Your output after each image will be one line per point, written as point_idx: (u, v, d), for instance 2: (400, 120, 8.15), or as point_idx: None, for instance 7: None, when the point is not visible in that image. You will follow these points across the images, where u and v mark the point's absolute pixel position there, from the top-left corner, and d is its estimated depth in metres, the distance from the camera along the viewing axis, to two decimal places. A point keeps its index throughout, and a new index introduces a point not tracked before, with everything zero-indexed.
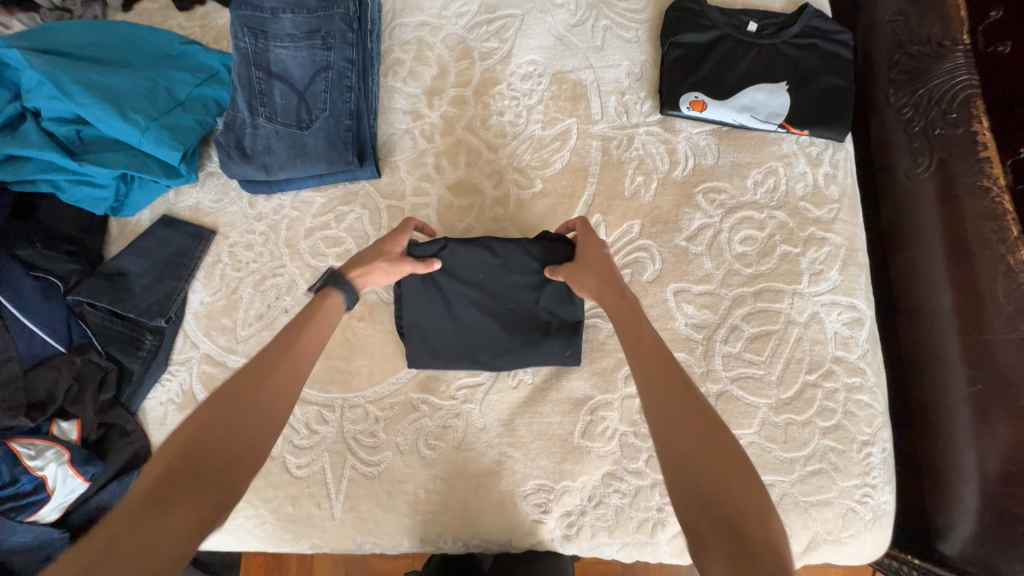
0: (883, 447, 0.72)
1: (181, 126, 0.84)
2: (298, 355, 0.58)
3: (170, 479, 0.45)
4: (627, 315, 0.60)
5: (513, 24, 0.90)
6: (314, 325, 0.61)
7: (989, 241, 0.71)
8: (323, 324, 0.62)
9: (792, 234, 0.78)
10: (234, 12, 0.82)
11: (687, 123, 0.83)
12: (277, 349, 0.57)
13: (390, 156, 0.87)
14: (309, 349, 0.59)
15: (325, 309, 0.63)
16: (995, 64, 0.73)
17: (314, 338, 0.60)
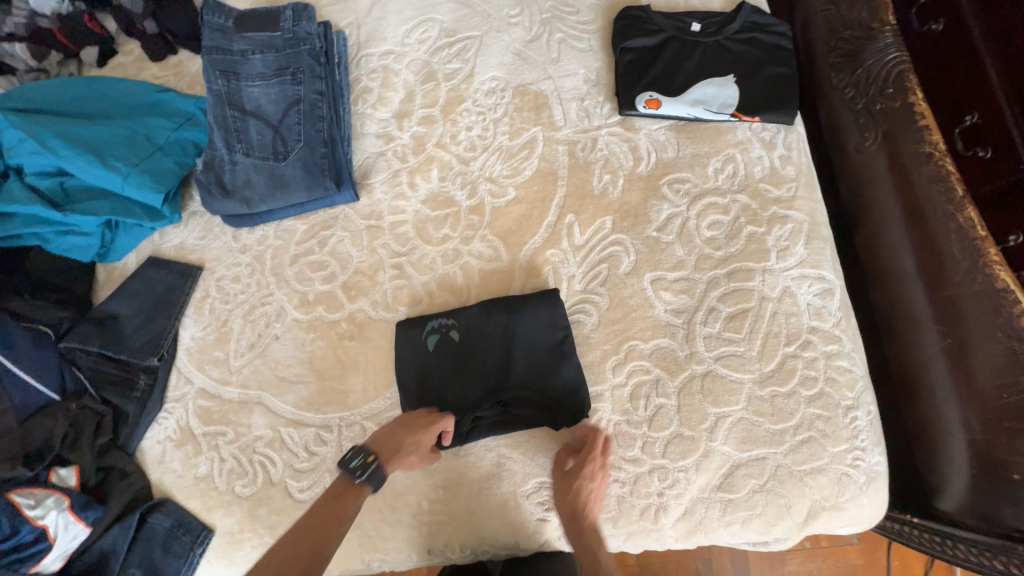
0: (868, 410, 0.74)
1: (162, 169, 0.86)
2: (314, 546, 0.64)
3: None
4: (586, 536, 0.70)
5: (473, 45, 0.95)
6: (337, 511, 0.67)
7: (939, 204, 0.75)
8: (346, 508, 0.68)
9: (755, 215, 0.81)
10: (205, 57, 0.86)
11: (645, 120, 0.87)
12: (302, 539, 0.65)
13: (367, 179, 0.90)
14: (332, 533, 0.66)
15: (353, 498, 0.69)
16: (929, 42, 0.78)
17: (335, 529, 0.66)
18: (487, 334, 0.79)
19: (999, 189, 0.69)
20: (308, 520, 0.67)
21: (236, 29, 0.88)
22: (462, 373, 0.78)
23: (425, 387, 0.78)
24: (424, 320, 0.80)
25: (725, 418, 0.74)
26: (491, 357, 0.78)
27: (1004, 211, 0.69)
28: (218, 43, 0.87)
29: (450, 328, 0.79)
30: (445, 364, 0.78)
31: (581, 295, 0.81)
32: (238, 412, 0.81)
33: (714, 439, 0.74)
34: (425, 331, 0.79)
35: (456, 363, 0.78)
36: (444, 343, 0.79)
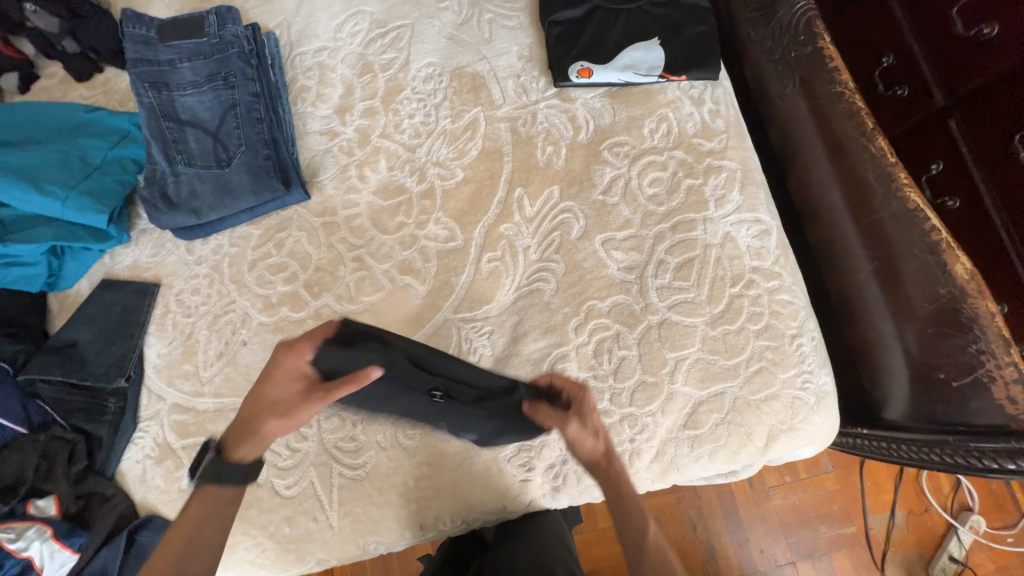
0: (812, 336, 0.80)
1: (102, 189, 0.85)
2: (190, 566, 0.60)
3: None
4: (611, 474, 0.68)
5: (405, 33, 0.95)
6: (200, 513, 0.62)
7: (854, 137, 0.82)
8: (222, 510, 0.63)
9: (692, 168, 0.86)
10: (131, 71, 0.84)
11: (580, 90, 0.90)
12: (176, 567, 0.59)
13: (316, 177, 0.91)
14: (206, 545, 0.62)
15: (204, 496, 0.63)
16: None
17: (217, 514, 0.63)
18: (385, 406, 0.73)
19: (917, 123, 0.78)
20: (172, 548, 0.60)
21: (160, 38, 0.86)
22: (442, 411, 0.72)
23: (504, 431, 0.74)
24: (426, 447, 0.79)
25: (684, 361, 0.79)
26: (397, 399, 0.71)
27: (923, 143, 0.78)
28: (142, 55, 0.85)
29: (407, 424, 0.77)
30: (451, 424, 0.74)
31: (538, 264, 0.84)
32: (215, 420, 0.81)
33: (675, 381, 0.78)
34: (452, 451, 0.79)
35: (451, 418, 0.73)
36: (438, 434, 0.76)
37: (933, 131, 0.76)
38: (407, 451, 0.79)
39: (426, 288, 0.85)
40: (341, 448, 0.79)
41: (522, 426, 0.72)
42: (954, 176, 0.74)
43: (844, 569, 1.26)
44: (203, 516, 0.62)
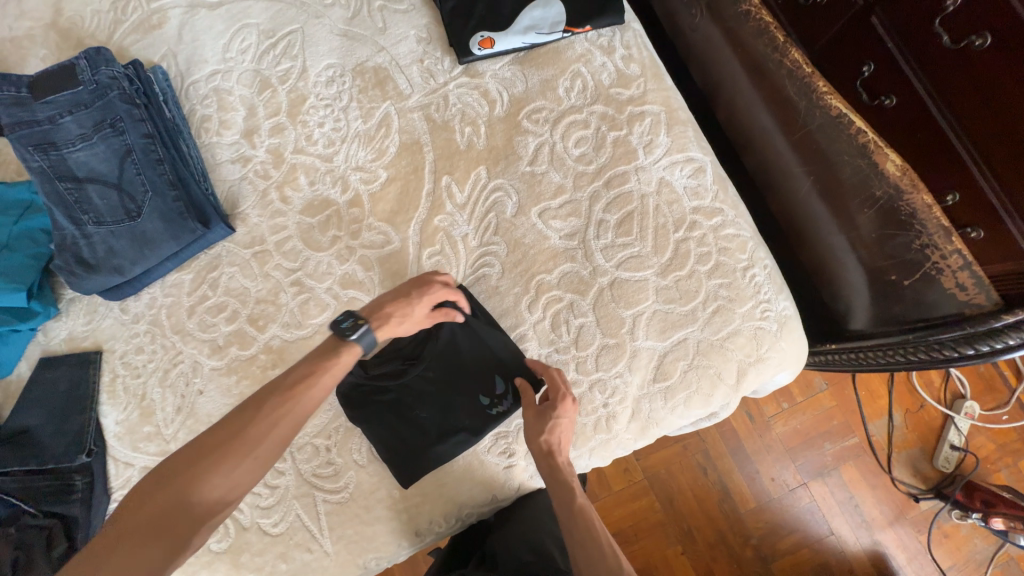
0: (763, 264, 0.80)
1: (14, 266, 0.80)
2: (284, 409, 0.58)
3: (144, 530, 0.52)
4: (558, 478, 0.69)
5: (297, 39, 0.90)
6: (319, 368, 0.61)
7: (769, 54, 0.80)
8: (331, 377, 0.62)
9: (615, 120, 0.83)
10: (11, 137, 0.79)
11: (487, 63, 0.87)
12: (272, 403, 0.58)
13: (237, 208, 0.87)
14: (302, 406, 0.59)
15: (339, 356, 0.63)
16: None
17: (320, 389, 0.61)
18: (403, 416, 0.77)
19: (841, 26, 0.75)
20: (285, 383, 0.60)
21: (32, 95, 0.80)
22: (427, 373, 0.78)
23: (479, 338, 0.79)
24: (473, 420, 0.76)
25: (641, 316, 0.78)
26: (396, 394, 0.77)
27: (845, 48, 0.75)
28: (19, 118, 0.80)
29: (433, 419, 0.77)
30: (448, 375, 0.78)
31: (480, 250, 0.82)
32: None
33: (637, 338, 0.77)
34: (488, 408, 0.77)
35: (441, 373, 0.78)
36: (461, 403, 0.77)
37: (854, 32, 0.73)
38: (459, 433, 0.76)
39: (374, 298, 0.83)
40: (409, 460, 0.76)
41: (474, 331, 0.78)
42: (882, 75, 0.71)
43: (853, 479, 1.29)
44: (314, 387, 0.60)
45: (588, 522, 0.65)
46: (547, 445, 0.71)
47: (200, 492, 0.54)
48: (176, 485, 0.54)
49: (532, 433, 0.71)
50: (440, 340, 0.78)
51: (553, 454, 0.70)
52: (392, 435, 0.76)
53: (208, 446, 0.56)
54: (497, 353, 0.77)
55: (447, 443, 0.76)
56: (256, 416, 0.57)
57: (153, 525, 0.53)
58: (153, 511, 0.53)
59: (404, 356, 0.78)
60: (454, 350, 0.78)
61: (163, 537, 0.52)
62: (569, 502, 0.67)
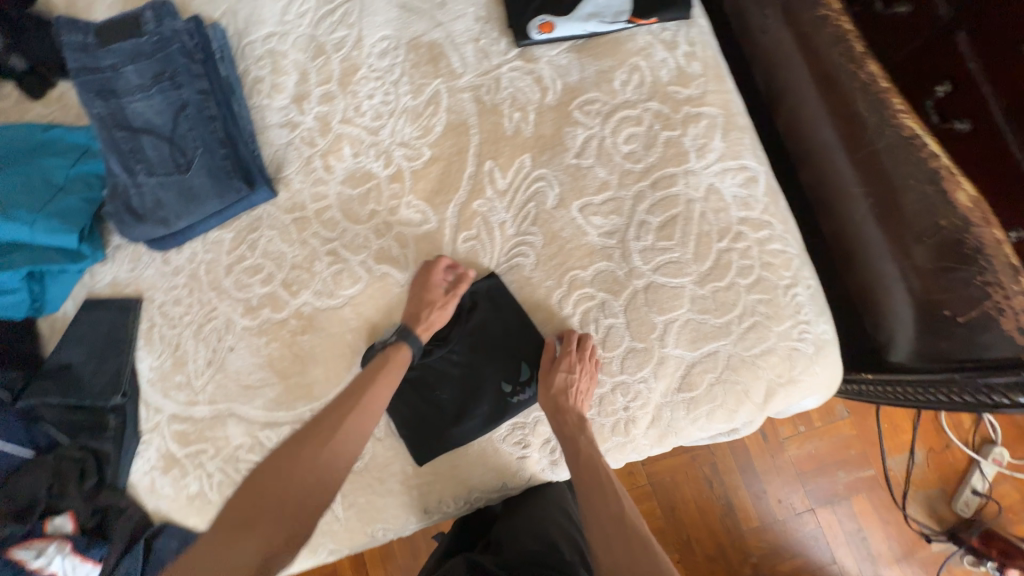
0: (807, 284, 0.77)
1: (69, 208, 0.83)
2: (349, 419, 0.70)
3: (239, 525, 0.64)
4: (567, 428, 0.73)
5: (355, 8, 0.90)
6: (374, 379, 0.73)
7: (842, 66, 0.76)
8: (382, 386, 0.72)
9: (669, 119, 0.80)
10: (76, 81, 0.81)
11: (544, 48, 0.84)
12: (339, 414, 0.70)
13: (281, 172, 0.88)
14: (361, 414, 0.70)
15: (388, 364, 0.74)
16: None
17: (375, 399, 0.72)
18: (423, 394, 0.78)
19: (923, 42, 0.70)
20: (351, 395, 0.72)
21: (99, 43, 0.82)
22: (450, 355, 0.79)
23: (506, 326, 0.79)
24: (491, 406, 0.77)
25: (673, 323, 0.76)
26: (418, 372, 0.79)
27: (923, 67, 0.70)
28: (85, 64, 0.82)
29: (451, 401, 0.78)
30: (471, 360, 0.78)
31: (516, 238, 0.81)
32: (213, 427, 0.82)
33: (666, 345, 0.76)
34: (507, 395, 0.77)
35: (465, 357, 0.79)
36: (479, 390, 0.77)
37: (934, 51, 0.69)
38: (475, 418, 0.77)
39: (406, 276, 0.83)
40: (425, 438, 0.77)
41: (505, 318, 0.79)
42: (958, 98, 0.66)
43: (865, 510, 1.26)
44: (370, 399, 0.71)
45: (593, 467, 0.70)
46: (554, 401, 0.73)
47: (284, 490, 0.65)
48: (266, 484, 0.66)
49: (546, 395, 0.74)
50: (467, 324, 0.79)
51: (559, 410, 0.73)
52: (411, 411, 0.78)
53: (286, 452, 0.68)
54: (523, 341, 0.78)
55: (462, 426, 0.77)
56: (324, 427, 0.69)
57: (247, 520, 0.65)
58: (248, 505, 0.65)
59: (430, 336, 0.80)
60: (479, 336, 0.79)
61: (254, 528, 0.64)
62: (574, 452, 0.72)
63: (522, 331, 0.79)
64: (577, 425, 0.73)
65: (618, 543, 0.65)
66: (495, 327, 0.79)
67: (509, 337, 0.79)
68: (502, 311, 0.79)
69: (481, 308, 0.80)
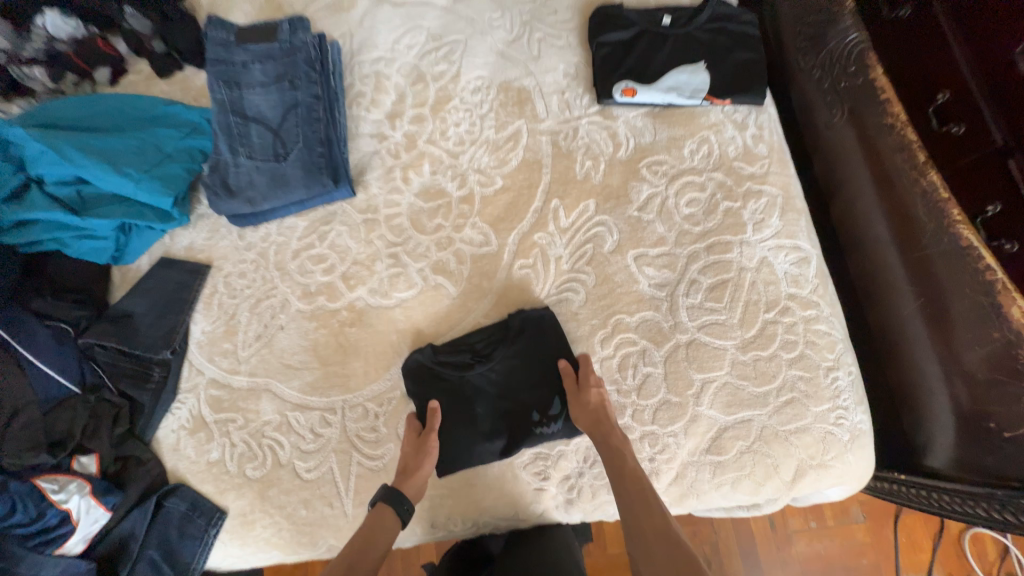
0: (848, 370, 0.78)
1: (172, 175, 0.92)
2: None
3: None
4: (610, 441, 0.72)
5: (458, 48, 1.00)
6: (373, 539, 0.69)
7: (904, 171, 0.79)
8: (378, 544, 0.69)
9: (731, 191, 0.85)
10: (209, 70, 0.92)
11: (623, 109, 0.92)
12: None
13: (363, 176, 0.95)
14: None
15: (383, 521, 0.71)
16: (892, 31, 0.82)
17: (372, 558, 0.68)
18: (456, 407, 0.79)
19: (975, 160, 0.71)
20: (344, 559, 0.67)
21: (237, 42, 0.93)
22: (489, 373, 0.80)
23: (546, 357, 0.81)
24: (515, 432, 0.78)
25: (711, 383, 0.77)
26: (453, 383, 0.80)
27: (982, 182, 0.70)
28: (220, 56, 0.93)
29: (478, 419, 0.78)
30: (508, 383, 0.80)
31: (569, 274, 0.85)
32: (247, 399, 0.85)
33: (700, 404, 0.77)
34: (533, 424, 0.78)
35: (502, 379, 0.80)
36: (507, 413, 0.79)
37: (987, 171, 0.69)
38: (498, 439, 0.77)
39: (458, 290, 0.87)
40: (447, 449, 0.77)
41: (542, 345, 0.81)
42: (1012, 219, 0.67)
43: None
44: (367, 558, 0.67)
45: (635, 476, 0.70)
46: (593, 414, 0.74)
47: None
48: None
49: (576, 413, 0.75)
50: (512, 346, 0.81)
51: (601, 424, 0.73)
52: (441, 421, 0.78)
53: None
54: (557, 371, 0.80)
55: (484, 445, 0.77)
56: None
57: None
58: None
59: (473, 350, 0.82)
60: (521, 360, 0.81)
61: None
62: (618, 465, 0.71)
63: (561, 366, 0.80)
64: (620, 438, 0.73)
65: (663, 553, 0.64)
66: (531, 354, 0.81)
67: (548, 368, 0.80)
68: (540, 339, 0.81)
69: (528, 334, 0.81)
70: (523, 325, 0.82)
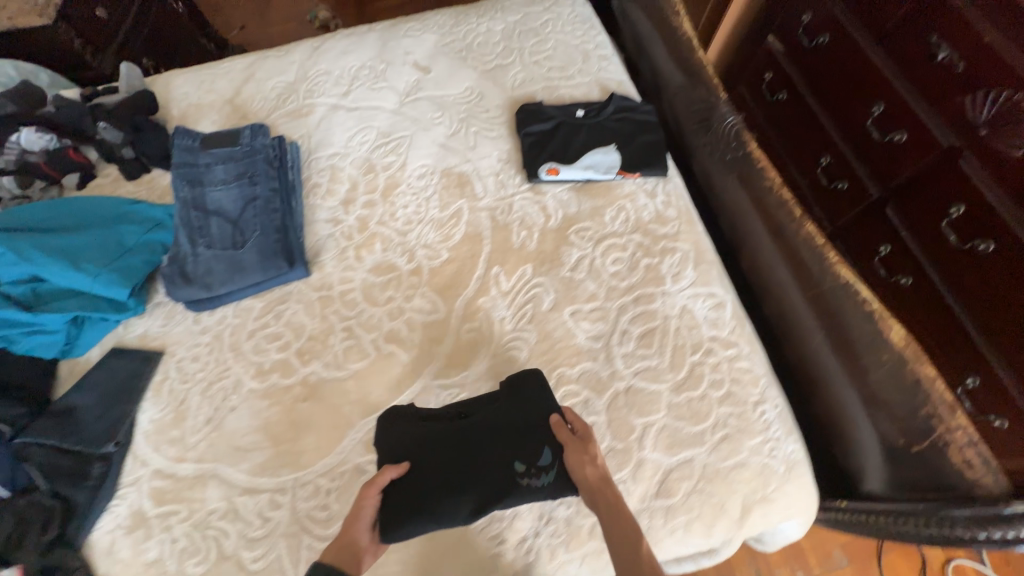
0: (774, 403, 0.84)
1: (130, 267, 0.96)
2: None
3: None
4: (614, 510, 0.66)
5: (405, 142, 1.14)
6: None
7: (788, 223, 0.94)
8: None
9: (649, 249, 0.97)
10: (174, 172, 1.01)
11: (550, 186, 1.05)
12: None
13: (318, 257, 1.02)
14: None
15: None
16: None
17: None
18: (431, 468, 0.74)
19: None
20: None
21: (201, 146, 1.04)
22: (472, 425, 0.78)
23: (530, 408, 0.78)
24: (497, 486, 0.72)
25: (651, 427, 0.82)
26: (434, 436, 0.78)
27: None
28: (184, 160, 1.02)
29: (459, 476, 0.73)
30: (489, 438, 0.76)
31: (512, 333, 0.91)
32: (193, 487, 0.83)
33: (644, 448, 0.80)
34: (518, 476, 0.73)
35: (483, 433, 0.76)
36: (488, 466, 0.74)
37: None
38: (477, 497, 0.72)
39: (409, 356, 0.91)
40: (419, 510, 0.71)
41: (526, 398, 0.79)
42: None
43: None
44: None
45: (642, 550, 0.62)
46: (602, 470, 0.71)
47: None
48: None
49: (578, 466, 0.71)
50: (498, 403, 0.80)
51: (605, 484, 0.69)
52: (412, 475, 0.74)
53: None
54: (540, 423, 0.77)
55: (467, 503, 0.71)
56: None
57: None
58: None
59: (459, 406, 0.82)
60: (506, 410, 0.79)
61: None
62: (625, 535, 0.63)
63: (546, 416, 0.77)
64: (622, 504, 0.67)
65: None
66: (513, 406, 0.79)
67: (535, 418, 0.78)
68: (523, 391, 0.81)
69: (513, 387, 0.82)
70: (506, 382, 0.83)
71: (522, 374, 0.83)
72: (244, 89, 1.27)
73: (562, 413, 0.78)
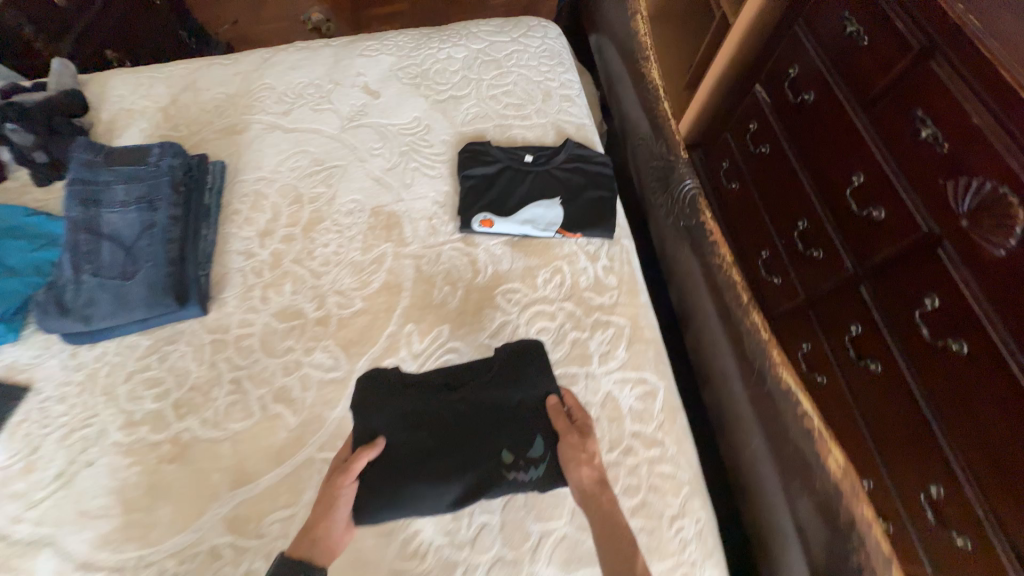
0: (695, 518, 0.73)
1: (6, 291, 0.87)
2: None
3: None
4: (606, 513, 0.64)
5: (337, 172, 1.05)
6: None
7: (734, 310, 0.84)
8: None
9: (580, 320, 0.87)
10: (67, 188, 0.91)
11: (484, 237, 0.96)
12: None
13: (220, 293, 0.93)
14: None
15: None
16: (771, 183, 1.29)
17: None
18: (408, 456, 0.71)
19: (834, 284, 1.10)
20: None
21: (104, 162, 0.94)
22: (465, 403, 0.76)
23: (525, 393, 0.76)
24: (484, 473, 0.71)
25: (548, 537, 0.71)
26: (423, 410, 0.75)
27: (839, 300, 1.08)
28: (81, 175, 0.92)
29: (450, 451, 0.72)
30: (479, 421, 0.74)
31: None
32: (23, 556, 0.72)
33: (536, 562, 0.70)
34: (506, 467, 0.71)
35: (471, 415, 0.74)
36: (481, 446, 0.72)
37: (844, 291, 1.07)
38: (466, 481, 0.71)
39: (297, 420, 0.81)
40: (403, 492, 0.70)
41: (522, 380, 0.77)
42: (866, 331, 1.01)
43: None
44: None
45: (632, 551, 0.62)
46: (598, 471, 0.69)
47: None
48: None
49: (574, 465, 0.69)
50: (493, 378, 0.78)
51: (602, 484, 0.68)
52: (395, 451, 0.72)
53: None
54: (535, 410, 0.75)
55: (451, 490, 0.70)
56: None
57: None
58: None
59: (449, 376, 0.79)
60: (503, 390, 0.76)
61: None
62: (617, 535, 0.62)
63: (545, 399, 0.76)
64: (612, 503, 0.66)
65: None
66: (509, 388, 0.76)
67: (530, 404, 0.75)
68: (521, 369, 0.78)
69: (514, 363, 0.79)
70: (501, 357, 0.80)
71: (524, 349, 0.80)
72: (181, 97, 1.19)
73: (560, 397, 0.76)
